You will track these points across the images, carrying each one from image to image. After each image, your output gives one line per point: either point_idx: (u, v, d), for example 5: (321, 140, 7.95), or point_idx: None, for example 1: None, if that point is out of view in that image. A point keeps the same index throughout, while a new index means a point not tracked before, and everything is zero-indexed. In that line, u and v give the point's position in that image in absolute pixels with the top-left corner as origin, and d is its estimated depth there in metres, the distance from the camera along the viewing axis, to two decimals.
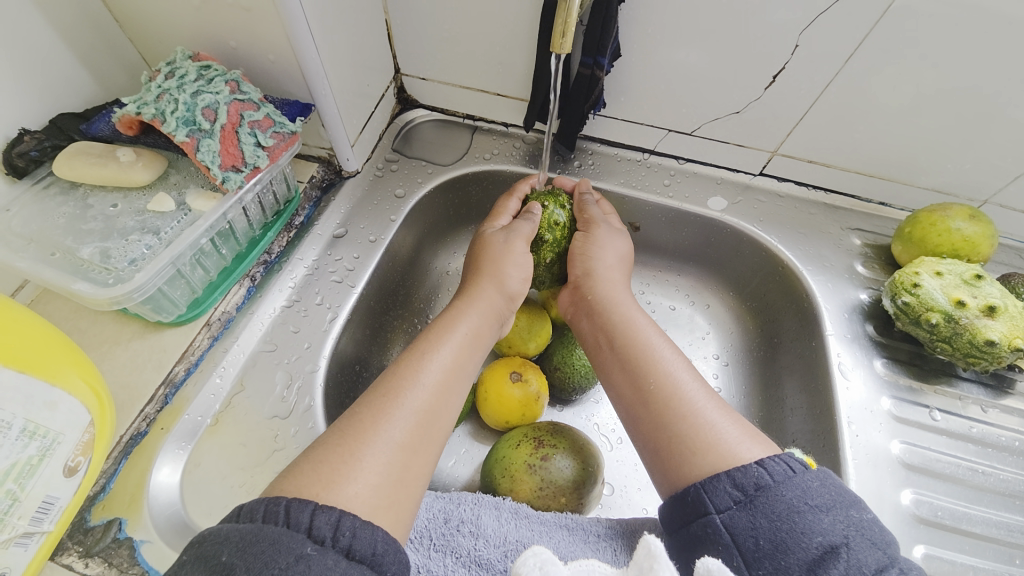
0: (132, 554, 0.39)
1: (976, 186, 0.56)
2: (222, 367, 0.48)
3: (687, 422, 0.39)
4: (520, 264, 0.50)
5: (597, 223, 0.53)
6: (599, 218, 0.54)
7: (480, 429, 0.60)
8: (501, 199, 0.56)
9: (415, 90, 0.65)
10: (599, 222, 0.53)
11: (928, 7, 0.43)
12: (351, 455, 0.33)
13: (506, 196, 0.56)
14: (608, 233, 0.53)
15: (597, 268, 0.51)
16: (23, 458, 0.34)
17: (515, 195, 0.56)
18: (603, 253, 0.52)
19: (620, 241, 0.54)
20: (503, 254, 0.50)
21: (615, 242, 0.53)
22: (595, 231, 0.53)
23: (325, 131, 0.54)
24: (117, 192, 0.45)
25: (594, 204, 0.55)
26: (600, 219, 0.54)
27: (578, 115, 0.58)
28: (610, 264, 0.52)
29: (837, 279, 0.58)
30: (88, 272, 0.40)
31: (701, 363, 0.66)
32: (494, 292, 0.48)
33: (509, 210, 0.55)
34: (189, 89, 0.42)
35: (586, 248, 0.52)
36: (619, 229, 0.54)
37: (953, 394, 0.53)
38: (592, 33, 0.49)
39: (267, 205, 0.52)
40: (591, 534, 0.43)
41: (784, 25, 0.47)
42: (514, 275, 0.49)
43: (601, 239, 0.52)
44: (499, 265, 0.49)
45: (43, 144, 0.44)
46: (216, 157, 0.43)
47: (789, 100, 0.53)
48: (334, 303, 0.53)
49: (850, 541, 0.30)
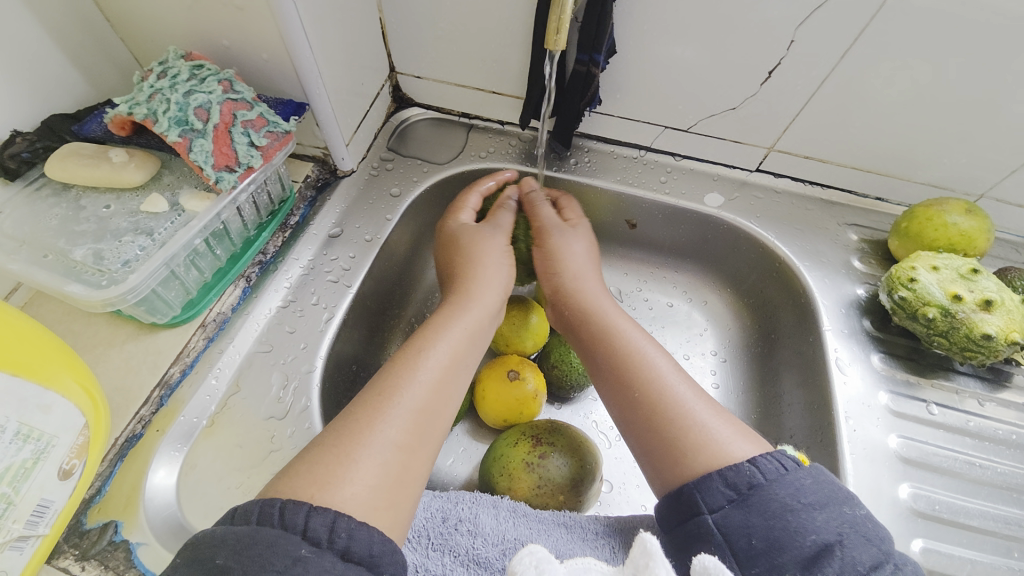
0: (128, 557, 0.39)
1: (972, 180, 0.56)
2: (219, 368, 0.47)
3: (678, 423, 0.38)
4: (504, 263, 0.50)
5: (551, 232, 0.53)
6: (551, 223, 0.53)
7: (478, 428, 0.60)
8: (461, 195, 0.57)
9: (411, 89, 0.65)
10: (552, 225, 0.53)
11: (922, 2, 0.43)
12: (347, 456, 0.33)
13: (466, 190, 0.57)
14: (561, 238, 0.52)
15: (568, 272, 0.51)
16: (17, 462, 0.34)
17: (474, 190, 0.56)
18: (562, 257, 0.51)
19: (586, 244, 0.53)
20: (487, 252, 0.50)
21: (575, 244, 0.52)
22: (548, 238, 0.52)
23: (320, 129, 0.54)
24: (110, 193, 0.44)
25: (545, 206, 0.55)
26: (551, 223, 0.53)
27: (574, 112, 0.58)
28: (578, 267, 0.51)
29: (834, 274, 0.58)
30: (81, 274, 0.40)
31: (700, 360, 0.66)
32: (493, 290, 0.48)
33: (470, 205, 0.55)
34: (181, 89, 0.42)
35: (547, 254, 0.52)
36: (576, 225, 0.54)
37: (950, 388, 0.53)
38: (587, 30, 0.49)
39: (262, 205, 0.52)
40: (589, 532, 0.43)
41: (780, 20, 0.47)
42: (501, 275, 0.49)
43: (559, 246, 0.52)
44: (489, 260, 0.49)
45: (35, 145, 0.43)
46: (209, 157, 0.42)
47: (786, 95, 0.53)
48: (331, 303, 0.53)
49: (844, 538, 0.30)
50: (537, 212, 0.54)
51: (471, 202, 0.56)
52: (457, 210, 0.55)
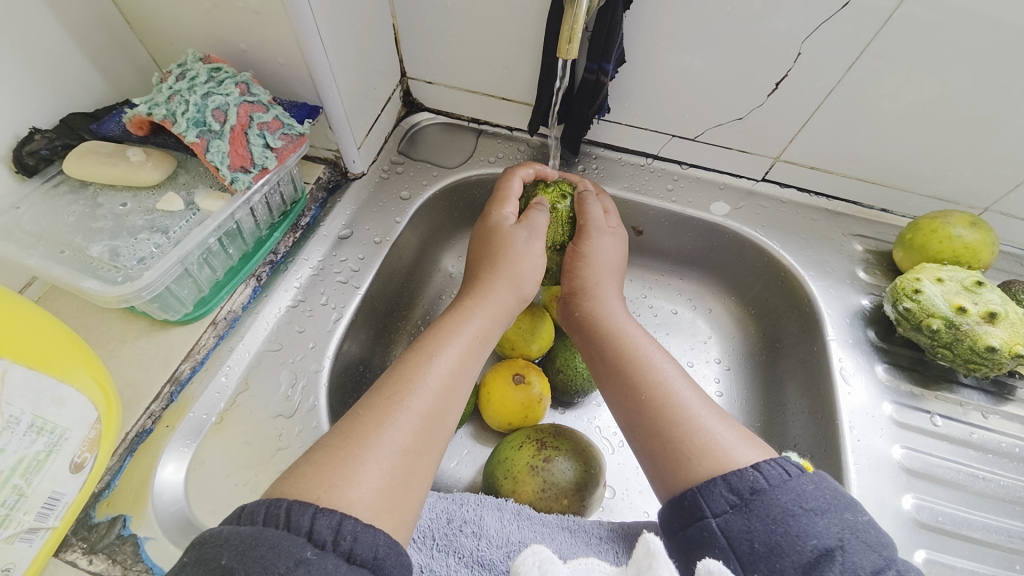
0: (135, 551, 0.39)
1: (977, 193, 0.56)
2: (228, 365, 0.48)
3: (682, 428, 0.39)
4: (533, 278, 0.49)
5: (591, 232, 0.51)
6: (594, 224, 0.51)
7: (482, 431, 0.60)
8: (502, 180, 0.54)
9: (421, 94, 0.66)
10: (593, 229, 0.51)
11: (928, 17, 0.43)
12: (353, 459, 0.33)
13: (506, 175, 0.54)
14: (600, 241, 0.51)
15: (587, 281, 0.50)
16: (31, 453, 0.34)
17: (517, 174, 0.54)
18: (594, 269, 0.50)
19: (619, 250, 0.52)
20: (512, 253, 0.48)
21: (608, 250, 0.51)
22: (584, 245, 0.50)
23: (332, 132, 0.54)
24: (127, 191, 0.45)
25: (595, 203, 0.53)
26: (595, 224, 0.51)
27: (582, 119, 0.58)
28: (600, 275, 0.50)
29: (839, 284, 0.59)
30: (97, 270, 0.40)
31: (704, 368, 0.66)
32: (506, 297, 0.47)
33: (512, 192, 0.52)
34: (200, 91, 0.43)
35: (578, 261, 0.50)
36: (614, 231, 0.52)
37: (954, 400, 0.53)
38: (597, 39, 0.50)
39: (274, 206, 0.53)
40: (593, 536, 0.43)
41: (788, 32, 0.47)
42: (526, 283, 0.48)
43: (593, 250, 0.50)
44: (509, 261, 0.48)
45: (54, 143, 0.44)
46: (225, 158, 0.43)
47: (793, 107, 0.54)
48: (339, 304, 0.53)
49: (845, 543, 0.31)
50: (585, 208, 0.52)
51: (513, 188, 0.53)
52: (502, 198, 0.52)
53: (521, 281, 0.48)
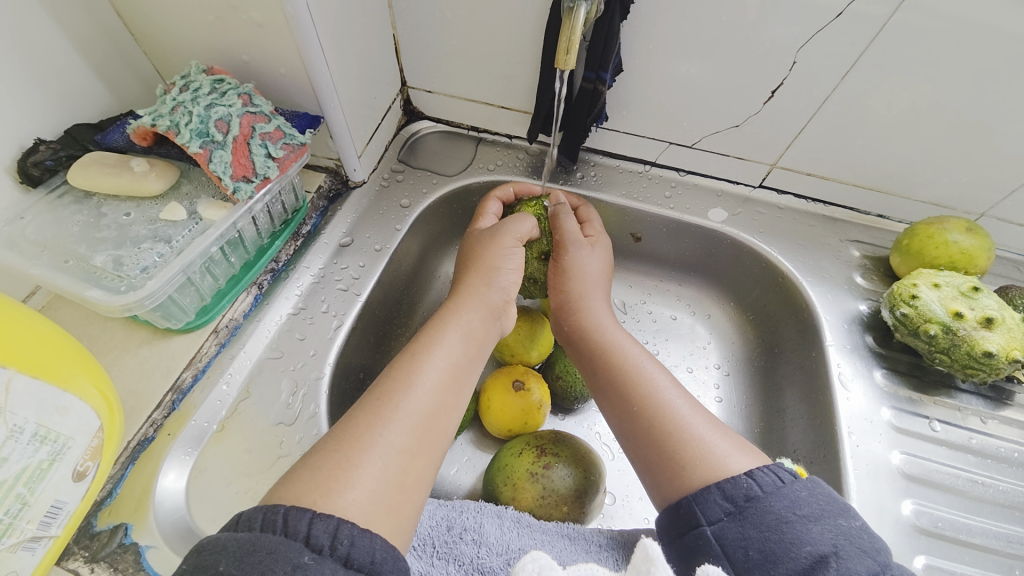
0: (137, 560, 0.39)
1: (973, 199, 0.57)
2: (229, 373, 0.48)
3: (675, 435, 0.39)
4: (511, 267, 0.49)
5: (568, 246, 0.51)
6: (569, 238, 0.51)
7: (482, 437, 0.60)
8: (482, 201, 0.56)
9: (421, 103, 0.66)
10: (570, 243, 0.51)
11: (922, 25, 0.44)
12: (348, 460, 0.34)
13: (485, 198, 0.57)
14: (578, 255, 0.51)
15: (574, 292, 0.51)
16: (34, 462, 0.34)
17: (495, 196, 0.56)
18: (578, 279, 0.51)
19: (603, 259, 0.53)
20: (499, 259, 0.48)
21: (589, 263, 0.52)
22: (563, 259, 0.51)
23: (333, 142, 0.55)
24: (130, 201, 0.45)
25: (569, 217, 0.53)
26: (571, 238, 0.51)
27: (581, 128, 0.59)
28: (588, 284, 0.51)
29: (837, 290, 0.59)
30: (101, 279, 0.41)
31: (703, 373, 0.66)
32: (489, 294, 0.48)
33: (489, 211, 0.55)
34: (203, 102, 0.44)
35: (561, 275, 0.51)
36: (592, 245, 0.53)
37: (952, 405, 0.53)
38: (595, 49, 0.50)
39: (275, 215, 0.53)
40: (592, 543, 0.43)
41: (783, 41, 0.48)
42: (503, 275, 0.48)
43: (573, 264, 0.51)
44: (491, 261, 0.48)
45: (59, 154, 0.45)
46: (227, 168, 0.43)
47: (789, 114, 0.54)
48: (340, 311, 0.54)
49: (839, 549, 0.31)
50: (559, 223, 0.52)
51: (492, 208, 0.56)
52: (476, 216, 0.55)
53: (498, 269, 0.48)
